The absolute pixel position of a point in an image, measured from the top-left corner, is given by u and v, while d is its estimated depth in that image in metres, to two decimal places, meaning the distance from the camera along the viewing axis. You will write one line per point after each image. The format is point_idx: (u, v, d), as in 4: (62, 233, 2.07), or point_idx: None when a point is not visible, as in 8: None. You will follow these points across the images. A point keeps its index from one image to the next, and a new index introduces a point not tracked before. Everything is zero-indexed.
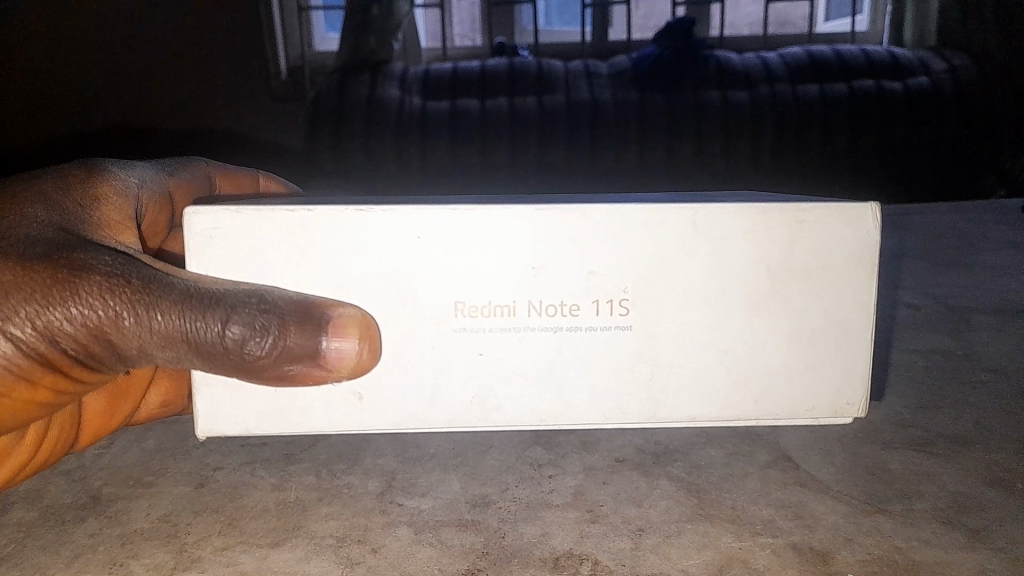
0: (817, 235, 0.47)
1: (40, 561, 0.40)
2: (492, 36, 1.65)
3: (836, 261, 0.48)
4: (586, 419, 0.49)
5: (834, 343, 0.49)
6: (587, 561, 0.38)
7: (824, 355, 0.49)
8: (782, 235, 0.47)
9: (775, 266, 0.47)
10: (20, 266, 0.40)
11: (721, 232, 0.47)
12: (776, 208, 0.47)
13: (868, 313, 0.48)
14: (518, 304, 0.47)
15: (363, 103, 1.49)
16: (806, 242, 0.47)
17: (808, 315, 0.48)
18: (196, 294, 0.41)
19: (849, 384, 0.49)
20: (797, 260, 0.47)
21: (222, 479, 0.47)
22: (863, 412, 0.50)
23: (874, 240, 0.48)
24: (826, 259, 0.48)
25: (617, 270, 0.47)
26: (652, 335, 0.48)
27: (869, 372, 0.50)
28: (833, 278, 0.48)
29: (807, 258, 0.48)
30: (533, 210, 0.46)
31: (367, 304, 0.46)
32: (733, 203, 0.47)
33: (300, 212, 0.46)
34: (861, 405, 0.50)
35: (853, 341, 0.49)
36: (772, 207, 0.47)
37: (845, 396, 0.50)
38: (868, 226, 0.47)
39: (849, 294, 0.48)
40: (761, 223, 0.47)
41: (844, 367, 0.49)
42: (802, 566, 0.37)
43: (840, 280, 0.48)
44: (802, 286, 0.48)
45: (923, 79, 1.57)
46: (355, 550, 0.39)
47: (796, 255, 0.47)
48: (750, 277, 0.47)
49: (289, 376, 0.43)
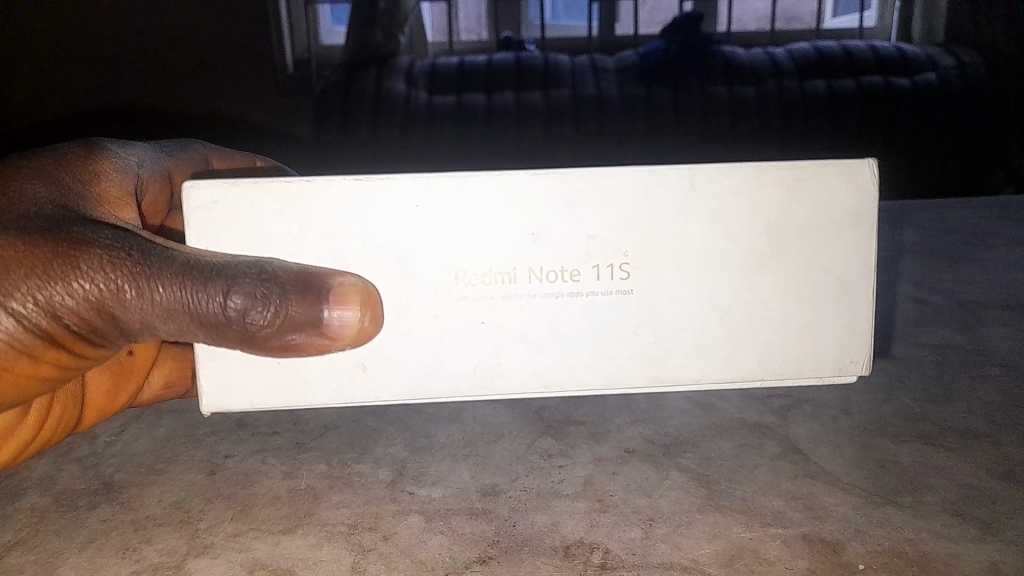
0: (813, 192, 0.48)
1: (55, 545, 0.40)
2: (500, 30, 1.60)
3: (831, 218, 0.49)
4: (589, 384, 0.49)
5: (835, 300, 0.49)
6: (597, 549, 0.38)
7: (822, 314, 0.50)
8: (778, 194, 0.48)
9: (772, 225, 0.48)
10: (19, 240, 0.40)
11: (716, 193, 0.48)
12: (772, 165, 0.48)
13: (867, 269, 0.49)
14: (518, 270, 0.47)
15: (369, 94, 1.45)
16: (803, 200, 0.48)
17: (808, 273, 0.49)
18: (196, 267, 0.42)
19: (851, 344, 0.50)
20: (795, 217, 0.48)
21: (234, 466, 0.48)
22: (866, 369, 0.51)
23: (870, 195, 0.48)
24: (822, 217, 0.48)
25: (617, 236, 0.48)
26: (652, 297, 0.48)
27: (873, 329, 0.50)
28: (830, 237, 0.49)
29: (804, 217, 0.48)
30: (529, 173, 0.46)
31: (366, 272, 0.46)
32: (730, 163, 0.48)
33: (297, 183, 0.46)
34: (863, 362, 0.50)
35: (853, 298, 0.50)
36: (768, 164, 0.48)
37: (849, 353, 0.50)
38: (868, 183, 0.48)
39: (847, 251, 0.49)
40: (757, 182, 0.48)
41: (845, 324, 0.50)
42: (813, 558, 0.37)
43: (837, 239, 0.49)
44: (800, 245, 0.49)
45: (932, 75, 1.56)
46: (367, 537, 0.40)
47: (794, 214, 0.48)
48: (745, 237, 0.48)
49: (292, 344, 0.44)
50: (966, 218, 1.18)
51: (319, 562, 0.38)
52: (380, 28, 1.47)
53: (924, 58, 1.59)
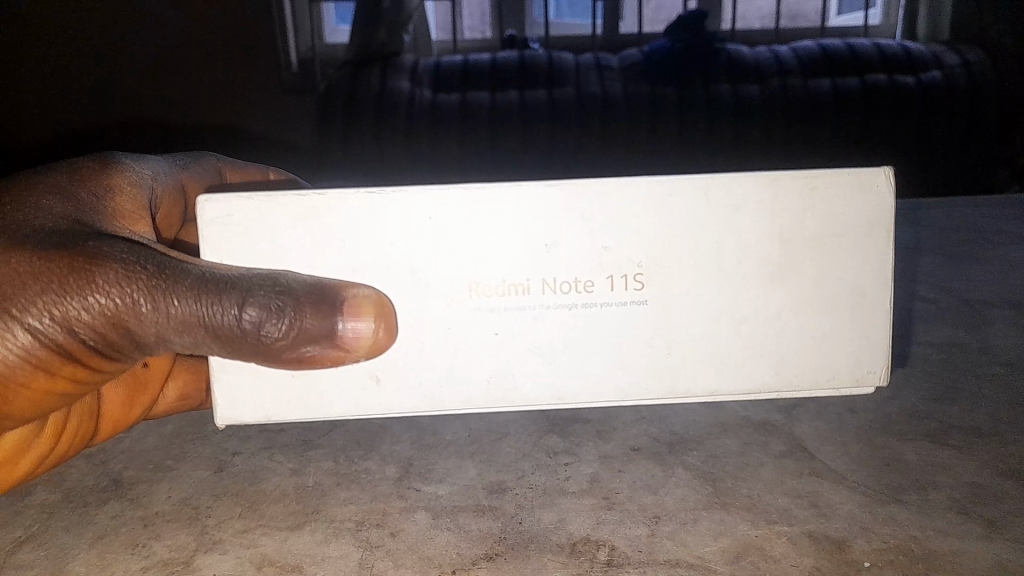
0: (829, 201, 0.48)
1: (65, 541, 0.40)
2: (502, 28, 1.57)
3: (847, 227, 0.49)
4: (603, 395, 0.49)
5: (850, 309, 0.49)
6: (604, 546, 0.38)
7: (838, 322, 0.50)
8: (794, 202, 0.48)
9: (787, 234, 0.48)
10: (36, 255, 0.40)
11: (730, 204, 0.48)
12: (787, 173, 0.48)
13: (882, 277, 0.49)
14: (531, 282, 0.47)
15: (373, 97, 1.46)
16: (818, 208, 0.48)
17: (822, 282, 0.49)
18: (211, 280, 0.42)
19: (869, 353, 0.50)
20: (810, 227, 0.48)
21: (242, 463, 0.48)
22: (884, 380, 0.50)
23: (886, 203, 0.49)
24: (837, 225, 0.49)
25: (630, 246, 0.48)
26: (666, 307, 0.48)
27: (889, 339, 0.50)
28: (846, 245, 0.49)
29: (819, 226, 0.49)
30: (544, 185, 0.47)
31: (381, 284, 0.47)
32: (747, 173, 0.48)
33: (311, 196, 0.46)
34: (881, 372, 0.50)
35: (868, 306, 0.50)
36: (784, 172, 0.48)
37: (866, 363, 0.50)
38: (883, 191, 0.48)
39: (862, 258, 0.49)
40: (772, 191, 0.48)
41: (861, 333, 0.50)
42: (819, 554, 0.37)
43: (852, 247, 0.49)
44: (813, 254, 0.49)
45: (937, 74, 1.55)
46: (375, 533, 0.40)
47: (809, 223, 0.48)
48: (759, 246, 0.48)
49: (306, 357, 0.43)
50: (973, 217, 1.17)
51: (326, 559, 0.38)
52: (383, 24, 1.48)
53: (929, 58, 1.58)
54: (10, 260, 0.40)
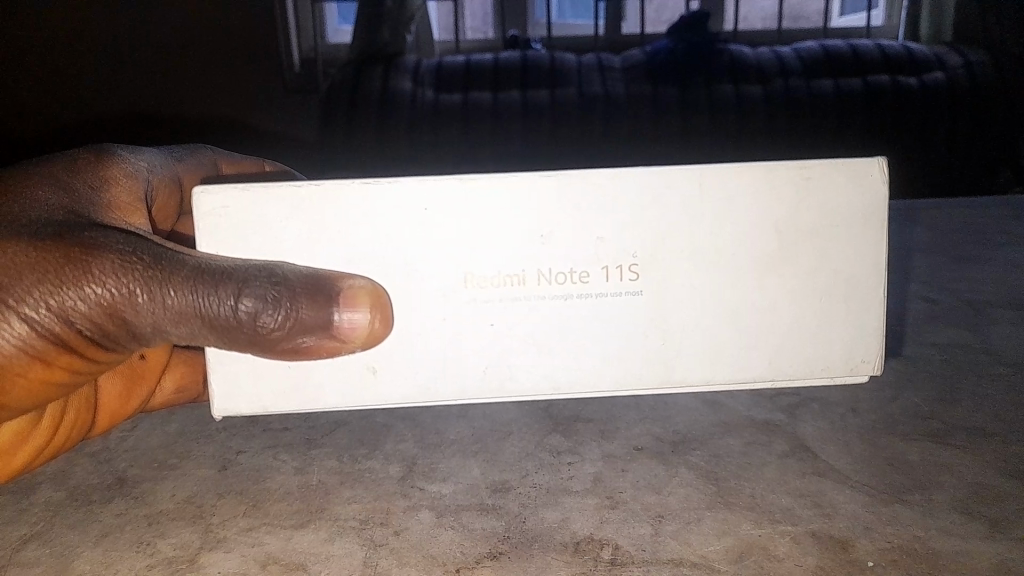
0: (823, 193, 0.48)
1: (69, 539, 0.41)
2: (505, 28, 1.62)
3: (841, 219, 0.49)
4: (599, 386, 0.49)
5: (843, 300, 0.49)
6: (607, 545, 0.38)
7: (831, 313, 0.50)
8: (788, 195, 0.48)
9: (780, 227, 0.48)
10: (32, 246, 0.40)
11: (725, 195, 0.48)
12: (781, 166, 0.48)
13: (877, 269, 0.49)
14: (527, 273, 0.47)
15: (375, 96, 1.47)
16: (812, 201, 0.48)
17: (815, 273, 0.49)
18: (208, 270, 0.42)
19: (862, 344, 0.50)
20: (803, 218, 0.48)
21: (245, 462, 0.48)
22: (878, 370, 0.51)
23: (879, 195, 0.49)
24: (830, 219, 0.49)
25: (624, 237, 0.48)
26: (661, 298, 0.48)
27: (881, 331, 0.51)
28: (839, 236, 0.49)
29: (813, 217, 0.49)
30: (538, 175, 0.47)
31: (378, 275, 0.47)
32: (740, 165, 0.48)
33: (307, 188, 0.47)
34: (874, 362, 0.51)
35: (863, 297, 0.50)
36: (778, 165, 0.48)
37: (859, 354, 0.51)
38: (875, 181, 0.49)
39: (856, 251, 0.49)
40: (766, 183, 0.48)
41: (855, 324, 0.50)
42: (823, 553, 0.37)
43: (846, 239, 0.49)
44: (808, 246, 0.49)
45: (939, 75, 1.56)
46: (379, 532, 0.40)
47: (803, 215, 0.48)
48: (753, 238, 0.48)
49: (302, 348, 0.43)
50: (975, 218, 1.17)
51: (331, 557, 0.38)
52: (386, 25, 1.49)
53: (931, 59, 1.58)
54: (6, 251, 0.40)
